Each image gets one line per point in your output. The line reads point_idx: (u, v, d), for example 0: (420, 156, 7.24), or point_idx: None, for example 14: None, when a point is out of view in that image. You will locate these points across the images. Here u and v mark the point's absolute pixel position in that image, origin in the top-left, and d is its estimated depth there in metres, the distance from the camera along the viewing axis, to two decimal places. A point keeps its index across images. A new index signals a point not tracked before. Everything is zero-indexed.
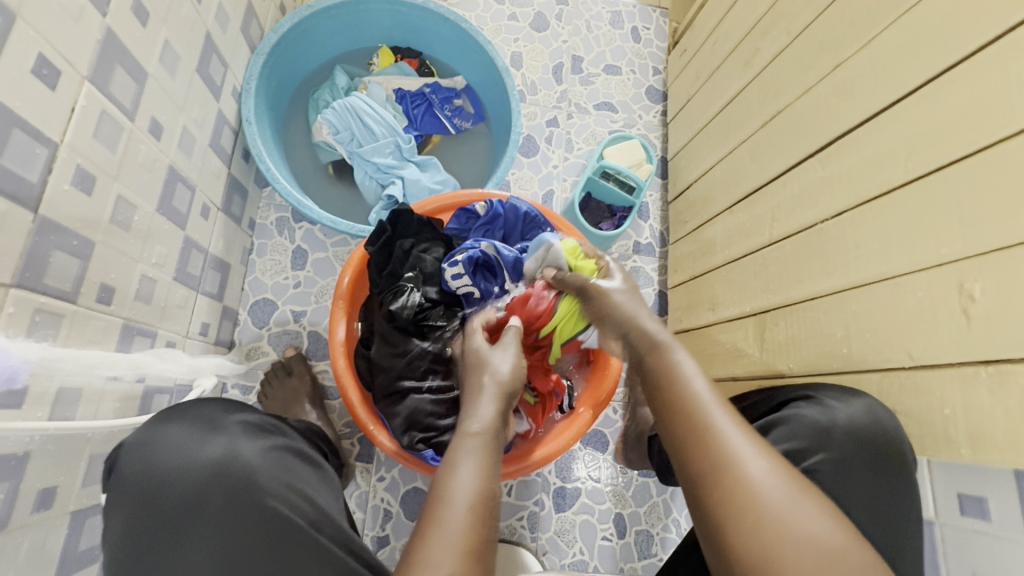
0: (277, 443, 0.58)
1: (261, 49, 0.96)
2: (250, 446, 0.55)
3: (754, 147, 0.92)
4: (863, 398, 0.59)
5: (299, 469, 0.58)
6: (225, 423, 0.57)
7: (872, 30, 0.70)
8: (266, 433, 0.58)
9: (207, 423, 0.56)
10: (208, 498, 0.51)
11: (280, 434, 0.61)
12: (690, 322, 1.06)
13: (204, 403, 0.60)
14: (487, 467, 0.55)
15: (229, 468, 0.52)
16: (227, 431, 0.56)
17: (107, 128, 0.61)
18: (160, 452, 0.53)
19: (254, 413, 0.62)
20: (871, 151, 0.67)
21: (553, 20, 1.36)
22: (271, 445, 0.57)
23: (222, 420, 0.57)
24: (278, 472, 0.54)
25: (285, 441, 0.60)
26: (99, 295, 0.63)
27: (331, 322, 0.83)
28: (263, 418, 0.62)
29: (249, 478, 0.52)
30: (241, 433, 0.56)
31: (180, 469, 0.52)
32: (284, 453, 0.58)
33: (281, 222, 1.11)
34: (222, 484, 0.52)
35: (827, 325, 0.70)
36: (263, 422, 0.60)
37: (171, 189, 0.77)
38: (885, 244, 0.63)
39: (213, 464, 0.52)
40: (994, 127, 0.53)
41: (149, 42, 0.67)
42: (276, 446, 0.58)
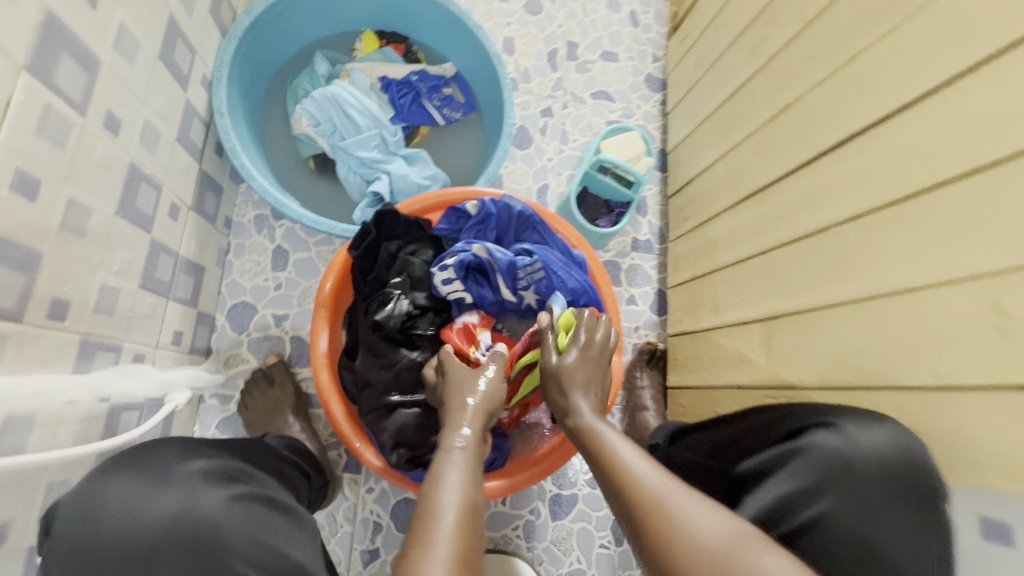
0: (242, 490, 0.53)
1: (232, 33, 0.89)
2: (211, 496, 0.50)
3: (761, 142, 0.87)
4: (887, 425, 0.56)
5: (269, 516, 0.53)
6: (180, 471, 0.51)
7: (895, 17, 0.65)
8: (231, 480, 0.53)
9: (160, 471, 0.51)
10: (161, 557, 0.46)
11: (246, 477, 0.56)
12: (691, 324, 1.02)
13: (160, 444, 0.55)
14: (471, 479, 0.52)
15: (186, 523, 0.47)
16: (182, 480, 0.50)
17: (53, 124, 0.54)
18: (106, 508, 0.47)
19: (216, 455, 0.57)
20: (893, 150, 0.62)
21: (548, 3, 1.29)
22: (236, 494, 0.52)
23: (176, 469, 0.51)
24: (242, 524, 0.49)
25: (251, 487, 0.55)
26: (52, 310, 0.57)
27: (312, 332, 0.77)
28: (225, 460, 0.56)
29: (209, 533, 0.48)
30: (201, 483, 0.51)
31: (128, 528, 0.47)
32: (250, 502, 0.52)
33: (260, 220, 1.05)
34: (178, 542, 0.47)
35: (841, 336, 0.66)
36: (226, 465, 0.55)
37: (133, 189, 0.70)
38: (909, 251, 0.59)
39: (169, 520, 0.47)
40: None
41: (101, 25, 0.60)
42: (241, 494, 0.52)
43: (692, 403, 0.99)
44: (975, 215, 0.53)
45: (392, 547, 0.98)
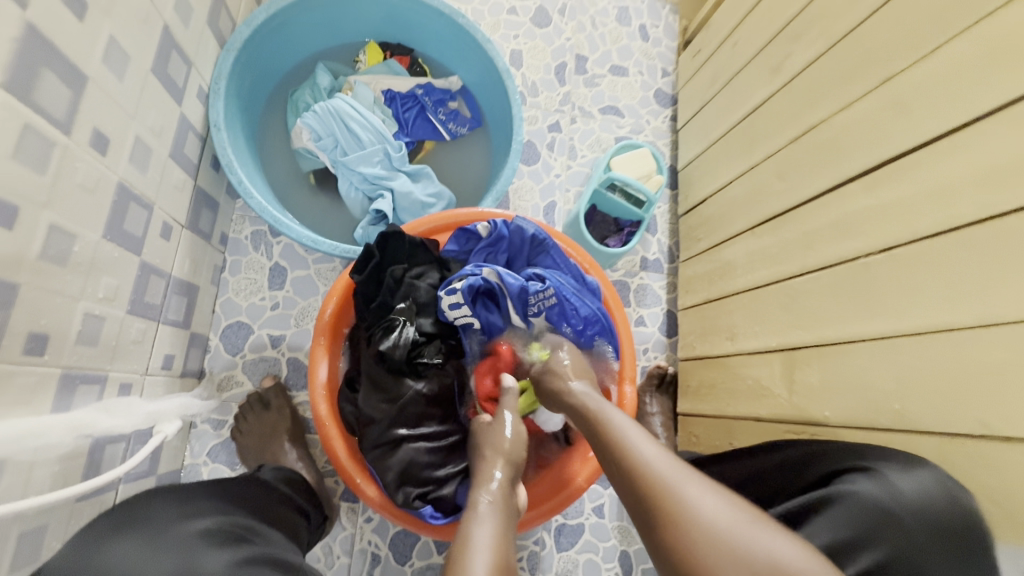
0: (250, 553, 0.46)
1: (231, 44, 0.85)
2: (214, 560, 0.42)
3: (781, 165, 0.83)
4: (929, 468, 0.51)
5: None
6: (178, 531, 0.44)
7: (931, 39, 0.62)
8: (236, 540, 0.46)
9: (155, 530, 0.44)
10: None
11: (251, 539, 0.49)
12: (704, 349, 0.98)
13: (147, 503, 0.48)
14: (502, 534, 0.50)
15: None
16: (180, 543, 0.43)
17: (32, 146, 0.50)
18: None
19: (217, 512, 0.50)
20: (930, 179, 0.59)
21: (556, 16, 1.26)
22: (242, 558, 0.44)
23: (171, 529, 0.44)
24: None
25: (260, 549, 0.47)
26: (27, 345, 0.52)
27: (311, 360, 0.73)
28: (229, 518, 0.49)
29: None
30: (203, 542, 0.44)
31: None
32: (259, 569, 0.45)
33: (257, 236, 1.01)
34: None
35: (872, 374, 0.63)
36: (231, 523, 0.48)
37: (121, 210, 0.66)
38: (950, 289, 0.55)
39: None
40: None
41: (87, 38, 0.56)
42: (247, 558, 0.45)
43: (706, 434, 0.94)
44: None
45: None
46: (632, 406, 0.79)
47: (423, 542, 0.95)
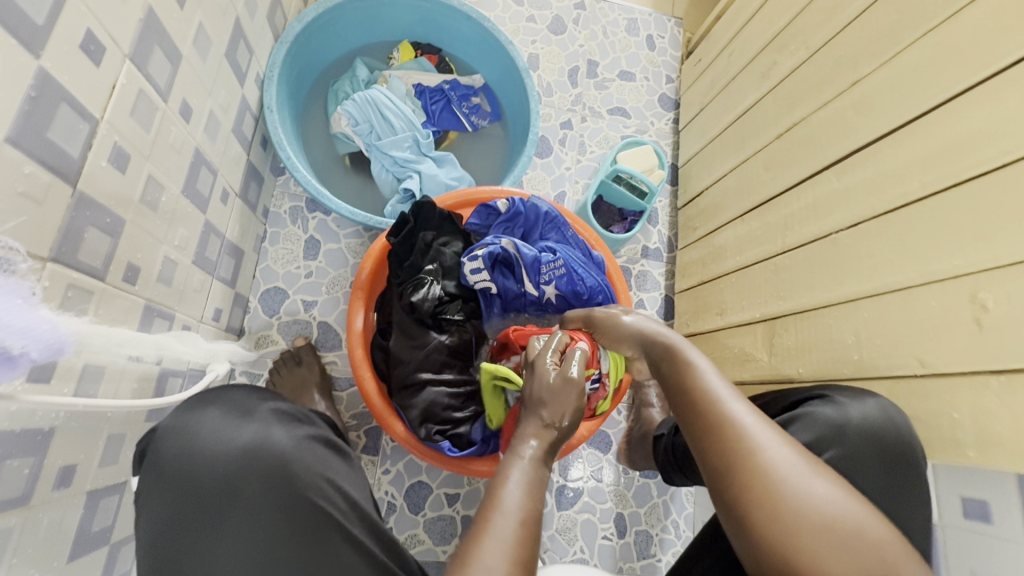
0: (311, 432, 0.60)
1: (285, 37, 0.96)
2: (283, 433, 0.56)
3: (768, 158, 0.94)
4: (876, 397, 0.62)
5: (331, 457, 0.59)
6: (258, 410, 0.58)
7: (891, 48, 0.72)
8: (297, 423, 0.59)
9: (240, 410, 0.58)
10: (240, 483, 0.52)
11: (313, 422, 0.63)
12: (698, 326, 1.08)
13: (228, 390, 0.62)
14: (537, 480, 0.52)
15: (260, 455, 0.53)
16: (261, 417, 0.57)
17: (143, 107, 0.61)
18: (195, 436, 0.54)
19: (286, 402, 0.63)
20: (888, 165, 0.69)
21: (571, 24, 1.38)
22: (302, 435, 0.58)
23: (252, 408, 0.58)
24: (310, 459, 0.55)
25: (318, 429, 0.61)
26: (126, 274, 0.63)
27: (349, 311, 0.83)
28: (294, 407, 0.63)
29: (281, 465, 0.53)
30: (273, 420, 0.57)
31: (214, 452, 0.53)
32: (316, 442, 0.58)
33: (294, 211, 1.11)
34: (255, 468, 0.53)
35: (838, 331, 0.72)
36: (294, 410, 0.62)
37: (195, 172, 0.76)
38: (901, 256, 0.65)
39: (248, 447, 0.54)
40: (1011, 146, 0.56)
41: (184, 23, 0.67)
42: (309, 433, 0.59)
43: None
44: (959, 223, 0.59)
45: (404, 528, 1.02)
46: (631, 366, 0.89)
47: (435, 494, 1.04)
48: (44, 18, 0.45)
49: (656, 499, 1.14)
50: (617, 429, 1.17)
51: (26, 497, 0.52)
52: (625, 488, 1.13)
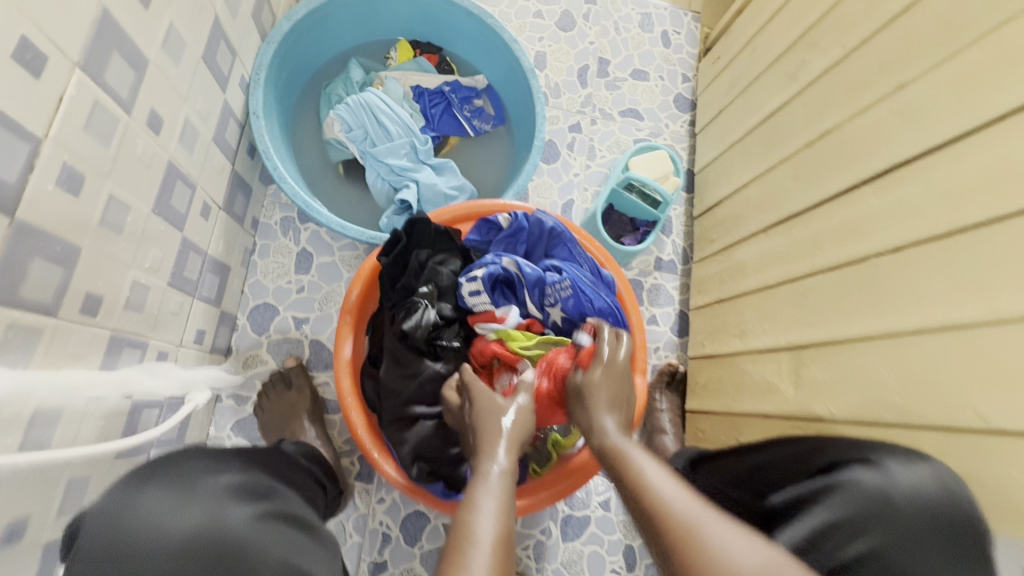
0: (269, 508, 0.53)
1: (273, 38, 0.90)
2: (238, 514, 0.49)
3: (796, 168, 0.86)
4: (928, 463, 0.54)
5: (292, 538, 0.52)
6: (207, 484, 0.50)
7: (944, 50, 0.64)
8: (254, 497, 0.52)
9: (186, 485, 0.49)
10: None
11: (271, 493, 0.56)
12: (714, 348, 1.01)
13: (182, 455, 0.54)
14: (506, 509, 0.52)
15: (211, 543, 0.46)
16: (210, 495, 0.49)
17: (100, 121, 0.54)
18: (129, 521, 0.46)
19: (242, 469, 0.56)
20: (940, 184, 0.61)
21: (580, 20, 1.30)
22: (261, 513, 0.51)
23: (206, 480, 0.51)
24: (268, 544, 0.48)
25: (276, 504, 0.55)
26: (85, 305, 0.57)
27: (336, 339, 0.78)
28: (251, 476, 0.56)
29: (235, 555, 0.46)
30: (227, 498, 0.50)
31: (154, 540, 0.46)
32: (275, 520, 0.52)
33: (286, 222, 1.05)
34: (202, 560, 0.46)
35: (878, 369, 0.65)
36: (251, 481, 0.55)
37: (170, 187, 0.70)
38: (955, 288, 0.58)
39: (196, 533, 0.46)
40: None
41: (151, 26, 0.61)
42: (266, 512, 0.52)
43: (712, 429, 0.97)
44: None
45: (400, 561, 0.96)
46: (642, 396, 0.82)
47: (433, 524, 0.98)
48: None
49: None
50: None
51: None
52: None
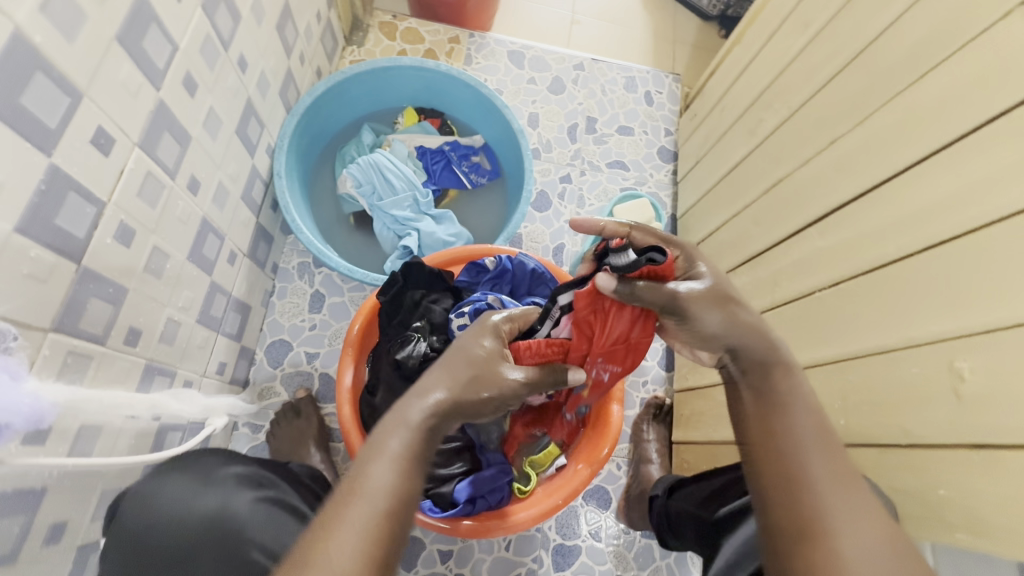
0: (268, 496, 0.65)
1: (295, 110, 1.05)
2: (241, 499, 0.62)
3: (757, 213, 0.95)
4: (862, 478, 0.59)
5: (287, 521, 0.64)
6: (220, 475, 0.63)
7: (866, 110, 0.73)
8: (258, 485, 0.65)
9: (203, 475, 0.63)
10: (200, 548, 0.59)
11: (274, 484, 0.67)
12: (696, 380, 1.07)
13: (205, 453, 0.66)
14: (415, 454, 0.51)
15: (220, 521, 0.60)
16: (219, 485, 0.62)
17: (150, 188, 0.67)
18: (157, 502, 0.60)
19: (249, 464, 0.68)
20: (866, 226, 0.69)
21: (570, 84, 1.44)
22: (261, 497, 0.64)
23: (215, 479, 0.63)
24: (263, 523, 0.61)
25: (278, 492, 0.66)
26: (127, 337, 0.68)
27: (340, 367, 0.87)
28: (257, 469, 0.68)
29: (237, 530, 0.60)
30: (231, 488, 0.62)
31: (177, 518, 0.59)
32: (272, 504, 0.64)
33: (302, 266, 1.17)
34: (212, 535, 0.59)
35: (825, 395, 0.71)
36: (256, 473, 0.67)
37: (202, 238, 0.83)
38: (880, 317, 0.64)
39: (210, 518, 0.60)
40: (977, 213, 0.55)
41: (195, 110, 0.74)
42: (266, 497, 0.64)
43: (695, 459, 1.02)
44: (934, 287, 0.58)
45: None
46: (618, 424, 0.87)
47: (428, 550, 1.04)
48: (57, 122, 0.51)
49: (659, 562, 1.08)
50: (617, 485, 1.12)
51: (12, 555, 0.55)
52: (625, 549, 1.08)
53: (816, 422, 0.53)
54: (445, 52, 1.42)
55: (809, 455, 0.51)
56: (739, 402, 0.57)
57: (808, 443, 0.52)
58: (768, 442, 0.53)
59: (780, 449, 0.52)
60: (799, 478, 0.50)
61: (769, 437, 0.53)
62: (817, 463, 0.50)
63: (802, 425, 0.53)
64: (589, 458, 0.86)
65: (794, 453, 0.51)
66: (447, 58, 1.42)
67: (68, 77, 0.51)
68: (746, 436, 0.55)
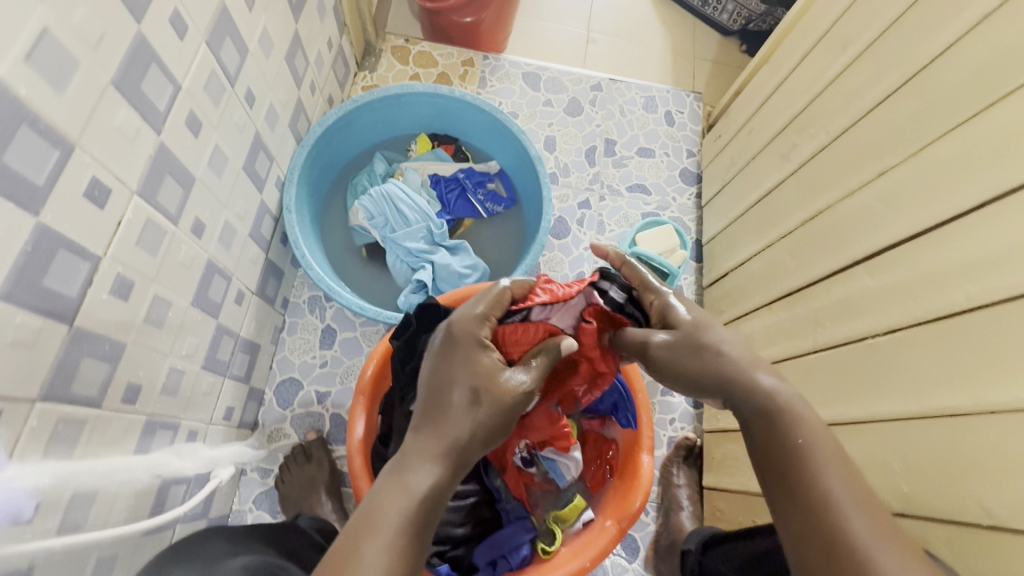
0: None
1: (306, 141, 1.01)
2: None
3: (793, 245, 0.88)
4: None
5: None
6: (225, 562, 0.57)
7: (920, 140, 0.67)
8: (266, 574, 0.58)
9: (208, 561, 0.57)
10: None
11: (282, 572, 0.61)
12: (729, 422, 0.99)
13: (207, 542, 0.62)
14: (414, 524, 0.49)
15: None
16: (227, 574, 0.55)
17: (150, 235, 0.64)
18: None
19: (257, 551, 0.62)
20: (927, 268, 0.62)
21: (587, 106, 1.40)
22: None
23: (219, 569, 0.56)
24: None
25: None
26: (125, 395, 0.64)
27: (351, 418, 0.82)
28: (264, 556, 0.62)
29: None
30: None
31: None
32: None
33: (313, 300, 1.13)
34: None
35: (884, 456, 0.64)
36: (265, 559, 0.61)
37: (208, 281, 0.79)
38: (949, 373, 0.57)
39: None
40: None
41: (199, 150, 0.71)
42: None
43: (730, 509, 0.94)
44: (1014, 343, 0.51)
45: None
46: (649, 476, 0.81)
47: None
48: (44, 178, 0.48)
49: None
50: (646, 533, 1.03)
51: None
52: None
53: (848, 475, 0.49)
54: (458, 76, 1.38)
55: (851, 517, 0.46)
56: (766, 442, 0.53)
57: (849, 504, 0.47)
58: (804, 501, 0.48)
59: (818, 511, 0.47)
60: (844, 547, 0.45)
61: (800, 496, 0.49)
62: (861, 528, 0.45)
63: (837, 483, 0.48)
64: (619, 514, 0.79)
65: (829, 515, 0.47)
66: (460, 82, 1.38)
67: (58, 128, 0.49)
68: (773, 484, 0.51)
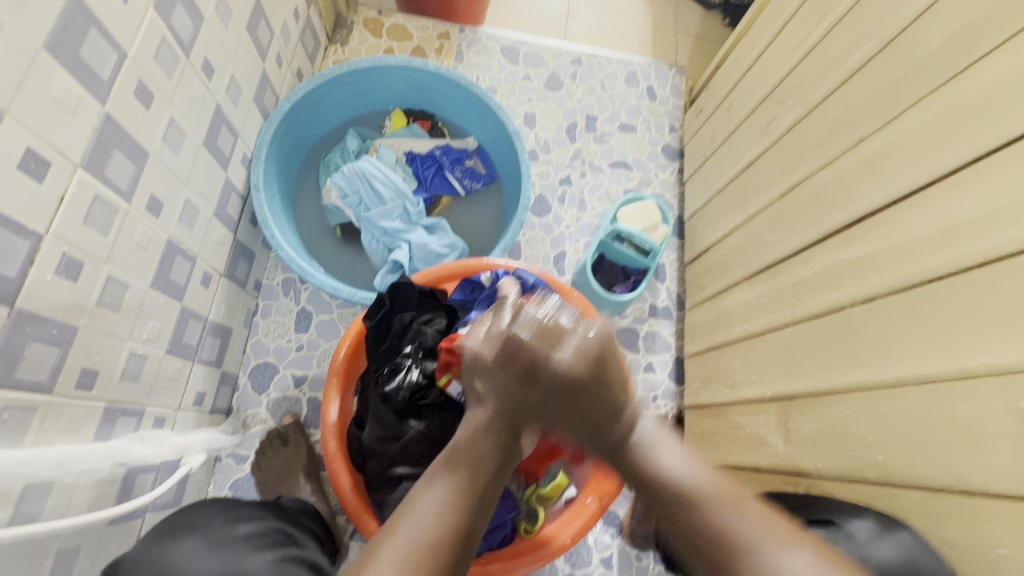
0: (287, 554, 0.59)
1: (272, 117, 0.97)
2: (258, 556, 0.55)
3: (773, 219, 0.87)
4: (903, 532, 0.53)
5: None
6: (230, 534, 0.57)
7: (897, 107, 0.66)
8: (274, 546, 0.59)
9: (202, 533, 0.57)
10: None
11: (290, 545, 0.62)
12: (708, 397, 0.99)
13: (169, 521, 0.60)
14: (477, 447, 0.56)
15: None
16: (238, 547, 0.55)
17: (100, 212, 0.60)
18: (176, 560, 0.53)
19: (255, 520, 0.63)
20: (904, 236, 0.61)
21: (567, 80, 1.36)
22: (279, 556, 0.57)
23: (225, 535, 0.57)
24: None
25: (297, 550, 0.61)
26: (80, 380, 0.61)
27: (324, 400, 0.81)
28: (266, 525, 0.63)
29: None
30: (243, 543, 0.56)
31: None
32: (287, 562, 0.57)
33: (287, 283, 1.10)
34: None
35: (859, 427, 0.63)
36: (267, 529, 0.62)
37: (169, 262, 0.75)
38: (925, 341, 0.56)
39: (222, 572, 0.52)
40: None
41: (151, 123, 0.67)
42: (284, 556, 0.58)
43: None
44: (986, 307, 0.51)
45: None
46: None
47: None
48: None
49: None
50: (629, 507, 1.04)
51: None
52: None
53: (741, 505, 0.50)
54: (433, 49, 1.34)
55: (711, 517, 0.50)
56: (619, 455, 0.57)
57: (719, 519, 0.50)
58: (682, 521, 0.51)
59: (682, 523, 0.51)
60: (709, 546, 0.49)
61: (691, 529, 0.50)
62: (724, 530, 0.49)
63: (694, 486, 0.53)
64: (599, 491, 0.78)
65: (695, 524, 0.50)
66: (436, 56, 1.34)
67: None
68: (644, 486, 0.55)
